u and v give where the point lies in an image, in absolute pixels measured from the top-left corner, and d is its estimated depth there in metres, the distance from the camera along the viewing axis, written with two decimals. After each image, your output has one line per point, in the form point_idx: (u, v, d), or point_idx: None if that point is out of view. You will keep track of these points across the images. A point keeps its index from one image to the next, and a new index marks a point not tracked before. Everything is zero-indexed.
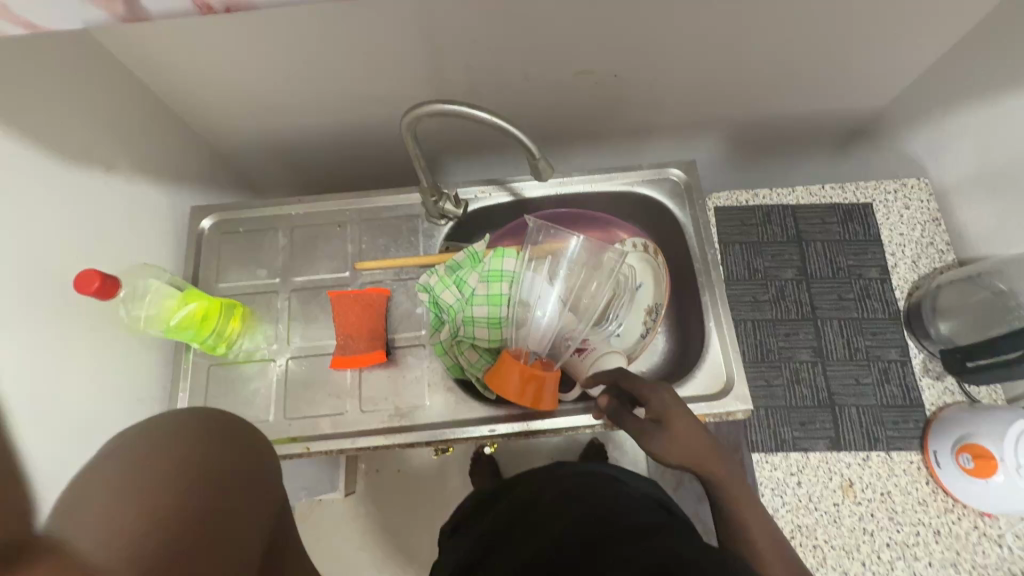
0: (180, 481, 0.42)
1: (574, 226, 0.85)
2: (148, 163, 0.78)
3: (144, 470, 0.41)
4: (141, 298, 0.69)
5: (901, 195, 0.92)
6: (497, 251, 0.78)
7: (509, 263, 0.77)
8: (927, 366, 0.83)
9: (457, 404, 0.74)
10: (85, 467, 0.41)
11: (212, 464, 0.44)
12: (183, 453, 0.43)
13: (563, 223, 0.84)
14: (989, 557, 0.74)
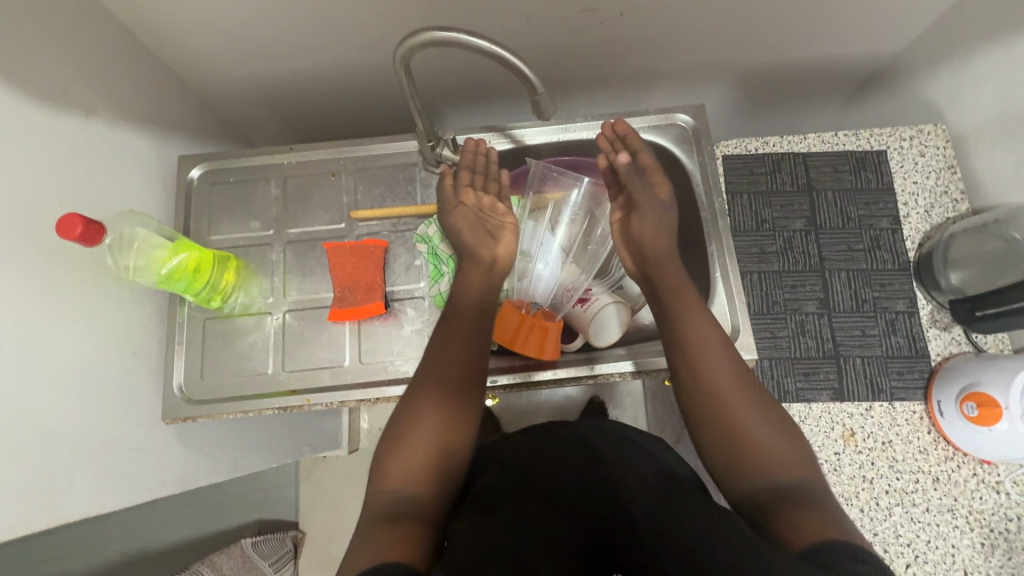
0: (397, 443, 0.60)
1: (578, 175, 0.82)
2: (131, 110, 0.74)
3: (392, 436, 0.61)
4: (128, 247, 0.67)
5: (917, 142, 0.88)
6: None
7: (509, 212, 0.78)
8: (934, 317, 0.82)
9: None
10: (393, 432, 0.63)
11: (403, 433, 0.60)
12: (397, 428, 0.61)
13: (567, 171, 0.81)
14: (986, 502, 0.75)
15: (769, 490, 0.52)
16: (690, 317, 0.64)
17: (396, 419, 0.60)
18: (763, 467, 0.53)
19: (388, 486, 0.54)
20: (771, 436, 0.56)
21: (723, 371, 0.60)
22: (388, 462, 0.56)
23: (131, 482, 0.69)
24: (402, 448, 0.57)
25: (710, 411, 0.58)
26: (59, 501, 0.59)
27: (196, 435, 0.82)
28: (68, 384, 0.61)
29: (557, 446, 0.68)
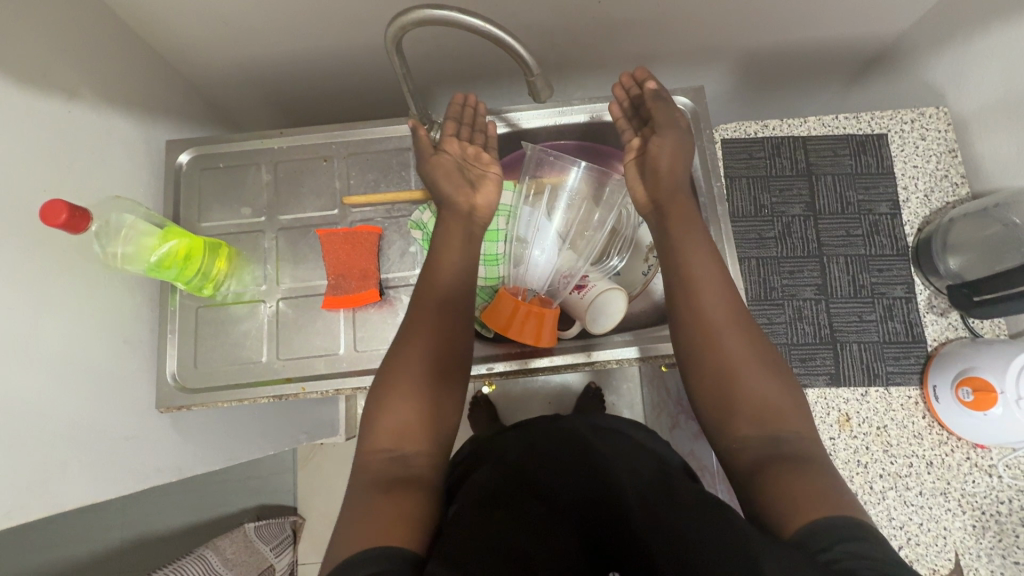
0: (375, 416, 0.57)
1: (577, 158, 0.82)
2: (116, 92, 0.72)
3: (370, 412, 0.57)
4: (116, 233, 0.65)
5: (918, 125, 0.87)
6: None
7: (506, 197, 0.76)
8: (931, 302, 0.82)
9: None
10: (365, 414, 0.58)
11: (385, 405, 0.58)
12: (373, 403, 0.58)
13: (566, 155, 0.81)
14: (979, 485, 0.76)
15: (760, 433, 0.53)
16: (694, 262, 0.64)
17: (383, 376, 0.59)
18: (752, 414, 0.55)
19: (381, 445, 0.54)
20: (763, 381, 0.57)
21: (723, 317, 0.61)
22: (378, 420, 0.56)
23: (125, 471, 0.69)
24: (394, 405, 0.56)
25: (706, 353, 0.60)
26: (55, 490, 0.58)
27: (191, 423, 0.82)
28: (58, 374, 0.60)
29: (553, 443, 0.68)
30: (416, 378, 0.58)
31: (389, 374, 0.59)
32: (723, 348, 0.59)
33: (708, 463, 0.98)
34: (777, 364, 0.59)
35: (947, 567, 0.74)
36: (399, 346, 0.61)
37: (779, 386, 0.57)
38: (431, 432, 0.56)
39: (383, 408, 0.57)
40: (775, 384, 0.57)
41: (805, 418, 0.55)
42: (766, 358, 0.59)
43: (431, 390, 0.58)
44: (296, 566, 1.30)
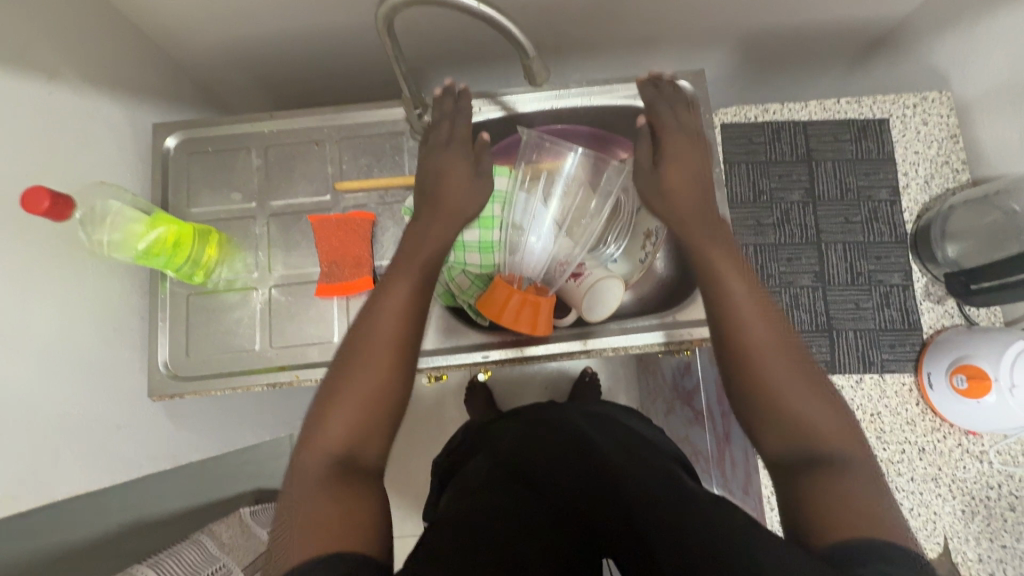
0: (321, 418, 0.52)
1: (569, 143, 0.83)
2: (99, 73, 0.69)
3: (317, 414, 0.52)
4: (101, 220, 0.64)
5: (921, 110, 0.85)
6: None
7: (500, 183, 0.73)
8: (928, 290, 0.82)
9: (449, 331, 0.73)
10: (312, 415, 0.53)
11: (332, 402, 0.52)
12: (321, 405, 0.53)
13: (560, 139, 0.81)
14: (969, 471, 0.77)
15: (796, 455, 0.48)
16: (725, 273, 0.59)
17: (336, 374, 0.55)
18: (785, 428, 0.50)
19: (328, 444, 0.49)
20: (808, 407, 0.50)
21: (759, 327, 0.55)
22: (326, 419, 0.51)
23: (117, 459, 0.68)
24: (344, 401, 0.52)
25: (739, 369, 0.54)
26: (46, 480, 0.58)
27: (185, 410, 0.81)
28: (47, 363, 0.59)
29: (548, 434, 0.69)
30: (371, 376, 0.53)
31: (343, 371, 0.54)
32: (759, 365, 0.53)
33: (701, 448, 0.99)
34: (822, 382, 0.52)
35: (936, 551, 0.75)
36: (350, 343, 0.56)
37: (825, 409, 0.50)
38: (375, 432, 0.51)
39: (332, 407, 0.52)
40: (818, 406, 0.50)
41: (854, 443, 0.48)
42: (808, 377, 0.52)
43: (385, 387, 0.54)
44: None
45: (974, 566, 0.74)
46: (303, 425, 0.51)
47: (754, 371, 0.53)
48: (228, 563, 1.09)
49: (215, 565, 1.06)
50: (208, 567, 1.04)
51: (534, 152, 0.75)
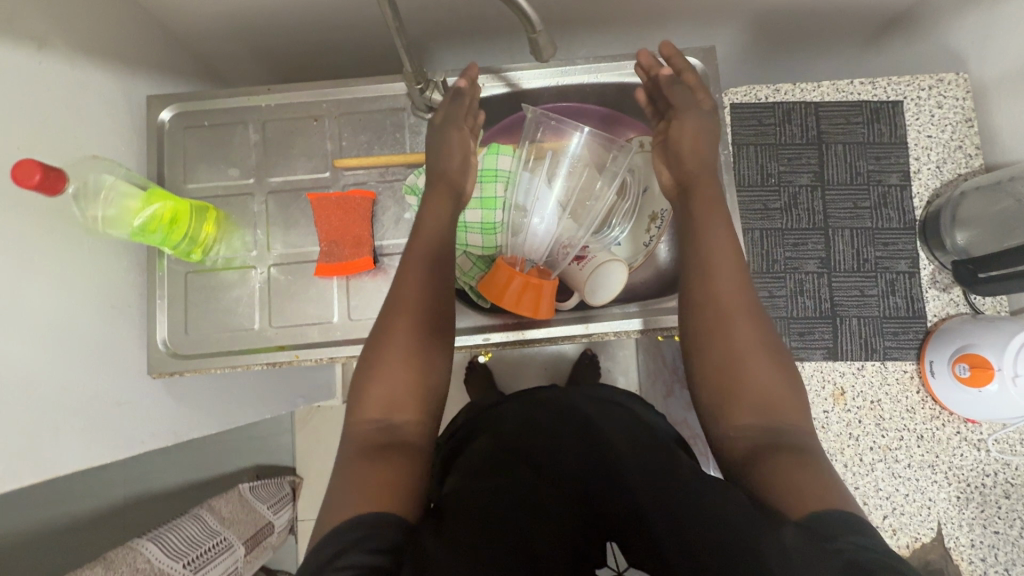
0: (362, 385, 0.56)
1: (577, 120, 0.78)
2: (92, 41, 0.67)
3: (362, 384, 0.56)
4: (94, 195, 0.62)
5: (936, 93, 0.83)
6: (492, 147, 0.73)
7: (504, 163, 0.73)
8: (934, 278, 0.81)
9: None
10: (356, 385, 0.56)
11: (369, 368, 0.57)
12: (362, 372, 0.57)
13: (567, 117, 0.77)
14: (967, 458, 0.77)
15: (762, 429, 0.51)
16: (715, 245, 0.61)
17: (372, 348, 0.58)
18: (753, 401, 0.53)
19: (369, 416, 0.53)
20: (770, 374, 0.54)
21: (735, 295, 0.58)
22: (367, 392, 0.55)
23: (118, 435, 0.68)
24: (382, 379, 0.55)
25: (712, 335, 0.57)
26: (49, 456, 0.59)
27: (185, 387, 0.81)
28: (46, 341, 0.59)
29: (551, 419, 0.69)
30: (405, 349, 0.57)
31: (377, 347, 0.57)
32: (732, 333, 0.56)
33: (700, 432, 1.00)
34: (780, 349, 0.56)
35: (929, 535, 0.76)
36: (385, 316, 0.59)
37: (779, 374, 0.55)
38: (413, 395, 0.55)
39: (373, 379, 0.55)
40: (776, 374, 0.54)
41: (803, 411, 0.53)
42: (770, 346, 0.56)
43: (419, 359, 0.57)
44: (295, 520, 1.34)
45: (966, 551, 0.75)
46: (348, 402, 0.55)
47: (726, 339, 0.56)
48: (229, 537, 1.10)
49: (216, 539, 1.07)
50: (208, 541, 1.05)
51: (540, 131, 0.73)
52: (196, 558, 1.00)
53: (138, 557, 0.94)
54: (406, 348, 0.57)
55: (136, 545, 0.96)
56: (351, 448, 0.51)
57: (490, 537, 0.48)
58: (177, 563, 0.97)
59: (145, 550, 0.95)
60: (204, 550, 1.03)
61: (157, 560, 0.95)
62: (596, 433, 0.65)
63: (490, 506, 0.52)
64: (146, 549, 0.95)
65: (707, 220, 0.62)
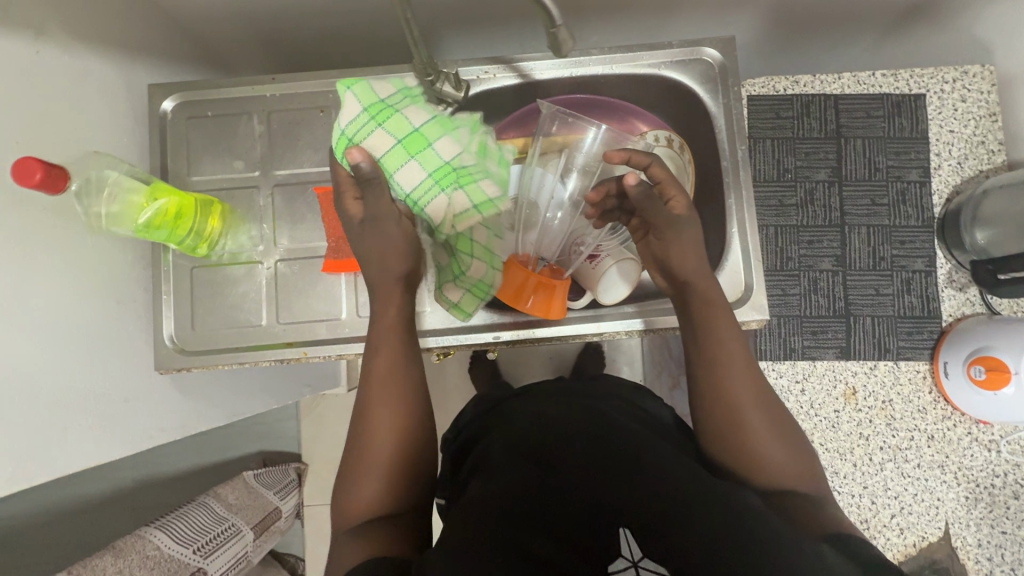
0: (351, 469, 0.57)
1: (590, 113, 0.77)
2: (92, 29, 0.65)
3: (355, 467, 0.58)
4: (98, 191, 0.61)
5: (960, 86, 0.80)
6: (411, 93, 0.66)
7: (441, 143, 0.64)
8: (951, 277, 0.79)
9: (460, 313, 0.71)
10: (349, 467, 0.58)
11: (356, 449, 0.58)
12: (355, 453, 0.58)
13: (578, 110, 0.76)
14: (977, 459, 0.77)
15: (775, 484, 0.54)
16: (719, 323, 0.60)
17: (352, 435, 0.59)
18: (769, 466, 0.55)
19: (357, 503, 0.55)
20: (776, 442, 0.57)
21: (742, 386, 0.58)
22: (352, 482, 0.56)
23: (127, 430, 0.68)
24: (367, 468, 0.56)
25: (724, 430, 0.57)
26: (57, 455, 0.58)
27: (191, 382, 0.81)
28: (53, 338, 0.58)
29: (564, 409, 0.69)
30: (385, 430, 0.57)
31: (354, 434, 0.58)
32: (747, 430, 0.56)
33: None
34: (792, 432, 0.58)
35: (936, 534, 0.77)
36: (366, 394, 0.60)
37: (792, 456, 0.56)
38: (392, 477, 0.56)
39: (353, 469, 0.57)
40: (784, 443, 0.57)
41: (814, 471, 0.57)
42: (784, 429, 0.57)
43: (399, 435, 0.57)
44: (301, 507, 1.35)
45: (973, 550, 0.76)
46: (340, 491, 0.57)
47: (741, 434, 0.56)
48: (237, 523, 1.10)
49: (225, 524, 1.08)
50: (217, 527, 1.06)
51: (553, 125, 0.71)
52: (206, 544, 1.01)
53: (148, 544, 0.94)
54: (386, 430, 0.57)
55: (143, 534, 0.96)
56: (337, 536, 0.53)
57: (501, 543, 0.48)
58: (187, 550, 0.97)
59: (154, 538, 0.96)
60: (212, 537, 1.03)
61: (167, 547, 0.96)
62: (610, 420, 0.65)
63: (504, 508, 0.52)
64: (154, 537, 0.96)
65: (716, 310, 0.61)
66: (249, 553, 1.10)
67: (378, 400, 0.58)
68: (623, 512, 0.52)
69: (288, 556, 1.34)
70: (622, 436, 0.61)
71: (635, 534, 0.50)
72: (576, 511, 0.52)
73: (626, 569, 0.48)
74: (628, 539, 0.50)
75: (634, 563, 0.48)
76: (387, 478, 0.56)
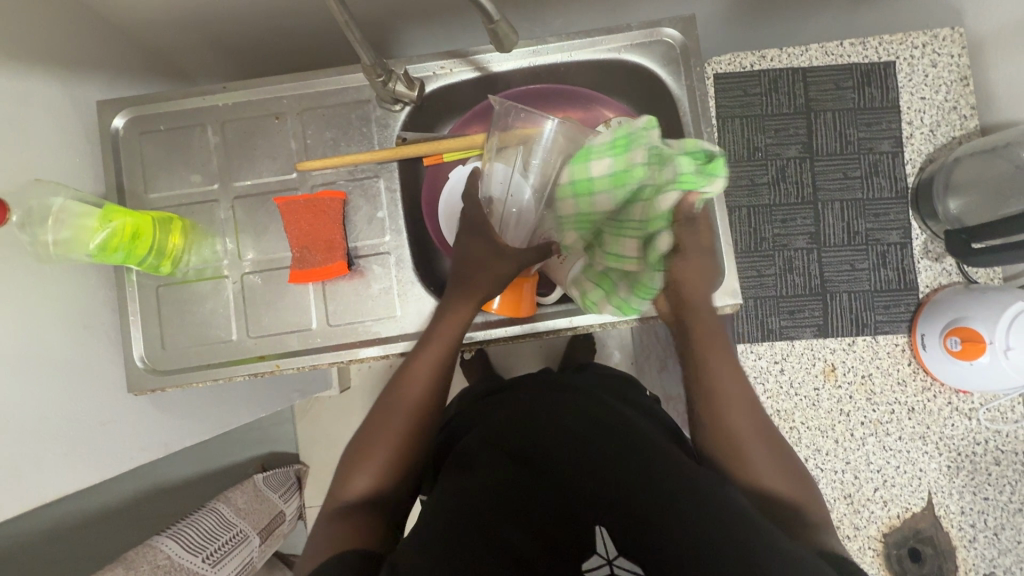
0: (357, 449, 0.60)
1: (547, 104, 0.75)
2: (31, 49, 0.63)
3: (360, 443, 0.60)
4: (43, 220, 0.60)
5: (930, 51, 0.78)
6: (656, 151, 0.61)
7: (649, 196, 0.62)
8: (926, 248, 0.79)
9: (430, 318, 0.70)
10: (351, 449, 0.61)
11: (367, 430, 0.61)
12: (363, 433, 0.61)
13: (537, 103, 0.75)
14: (957, 428, 0.77)
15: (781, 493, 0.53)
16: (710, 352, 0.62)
17: (369, 418, 0.62)
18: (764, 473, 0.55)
19: (350, 490, 0.57)
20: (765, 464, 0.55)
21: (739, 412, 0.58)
22: (355, 465, 0.59)
23: (103, 454, 0.68)
24: (371, 453, 0.59)
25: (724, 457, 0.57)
26: (30, 485, 0.58)
27: (170, 398, 0.80)
28: (16, 368, 0.58)
29: (544, 399, 0.70)
30: (402, 420, 0.61)
31: (373, 418, 0.62)
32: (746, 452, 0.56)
33: None
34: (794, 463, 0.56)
35: (920, 505, 0.77)
36: (397, 382, 0.63)
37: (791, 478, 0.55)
38: (391, 468, 0.58)
39: (360, 453, 0.59)
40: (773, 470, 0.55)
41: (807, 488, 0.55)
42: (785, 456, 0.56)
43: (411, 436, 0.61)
44: (304, 509, 1.34)
45: (956, 518, 0.77)
46: (338, 466, 0.60)
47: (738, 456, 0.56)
48: (245, 528, 1.11)
49: (233, 530, 1.08)
50: (225, 533, 1.07)
51: (512, 119, 0.70)
52: (215, 552, 1.02)
53: (160, 554, 0.95)
54: (401, 423, 0.61)
55: (155, 543, 0.97)
56: (324, 517, 0.55)
57: (472, 536, 0.49)
58: (196, 559, 0.98)
59: (165, 547, 0.97)
60: (222, 544, 1.04)
61: (177, 556, 0.96)
62: (588, 410, 0.66)
63: (477, 504, 0.53)
64: (165, 546, 0.97)
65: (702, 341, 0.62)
66: (256, 557, 1.10)
67: (407, 392, 0.62)
68: (601, 512, 0.56)
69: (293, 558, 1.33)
70: (602, 426, 0.63)
71: (610, 530, 0.55)
72: (547, 510, 0.56)
73: (600, 566, 0.53)
74: (604, 538, 0.55)
75: (608, 560, 0.53)
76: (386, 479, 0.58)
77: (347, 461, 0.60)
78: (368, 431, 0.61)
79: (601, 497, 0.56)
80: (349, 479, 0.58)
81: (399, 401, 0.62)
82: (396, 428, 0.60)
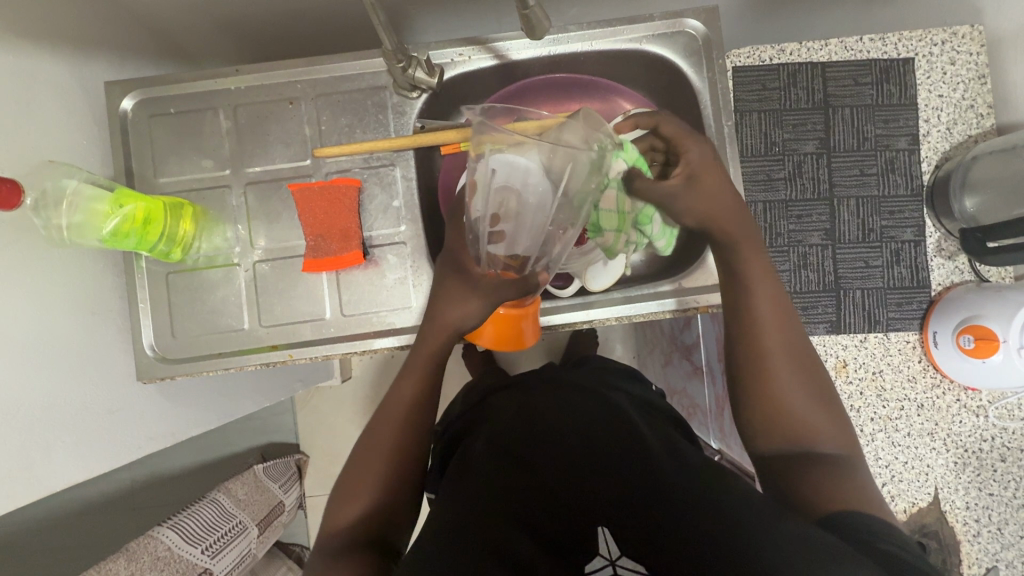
0: (342, 490, 0.61)
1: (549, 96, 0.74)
2: (40, 28, 0.61)
3: (344, 483, 0.61)
4: (56, 204, 0.58)
5: (949, 48, 0.78)
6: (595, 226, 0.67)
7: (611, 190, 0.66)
8: (939, 245, 0.79)
9: None
10: (337, 488, 0.61)
11: (350, 470, 0.62)
12: (348, 473, 0.61)
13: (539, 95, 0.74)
14: (965, 425, 0.78)
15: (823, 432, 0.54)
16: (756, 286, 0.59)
17: (352, 456, 0.63)
18: (800, 421, 0.55)
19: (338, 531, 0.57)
20: (810, 408, 0.55)
21: (780, 344, 0.57)
22: (347, 499, 0.59)
23: (111, 443, 0.67)
24: (354, 495, 0.59)
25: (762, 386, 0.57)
26: (39, 475, 0.58)
27: (177, 387, 0.79)
28: (29, 354, 0.57)
29: (552, 399, 0.69)
30: (378, 455, 0.61)
31: (354, 457, 0.62)
32: (777, 392, 0.56)
33: (699, 403, 0.99)
34: (832, 393, 0.57)
35: (926, 500, 0.78)
36: (377, 419, 0.63)
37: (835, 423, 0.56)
38: (372, 501, 0.59)
39: (343, 494, 0.60)
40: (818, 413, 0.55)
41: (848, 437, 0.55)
42: (820, 388, 0.57)
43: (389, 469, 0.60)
44: (304, 498, 1.33)
45: (961, 513, 0.78)
46: (326, 511, 0.60)
47: (785, 404, 0.55)
48: (244, 520, 1.09)
49: (232, 522, 1.07)
50: (225, 524, 1.05)
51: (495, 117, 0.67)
52: (214, 543, 1.01)
53: (160, 545, 0.94)
54: (378, 459, 0.61)
55: (154, 534, 0.96)
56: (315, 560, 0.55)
57: (468, 538, 0.50)
58: (195, 550, 0.97)
59: (164, 538, 0.96)
60: (222, 535, 1.03)
61: (177, 547, 0.96)
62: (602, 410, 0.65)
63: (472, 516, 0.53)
64: (163, 537, 0.96)
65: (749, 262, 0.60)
66: (254, 548, 1.10)
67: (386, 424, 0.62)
68: (604, 512, 0.54)
69: (293, 547, 1.32)
70: (612, 429, 0.62)
71: (614, 531, 0.53)
72: (552, 517, 0.55)
73: (603, 567, 0.50)
74: (606, 539, 0.52)
75: (612, 561, 0.50)
76: (372, 516, 0.58)
77: (334, 503, 0.60)
78: (353, 470, 0.61)
79: (611, 499, 0.55)
80: (339, 520, 0.58)
81: (377, 440, 0.62)
82: (375, 465, 0.60)
